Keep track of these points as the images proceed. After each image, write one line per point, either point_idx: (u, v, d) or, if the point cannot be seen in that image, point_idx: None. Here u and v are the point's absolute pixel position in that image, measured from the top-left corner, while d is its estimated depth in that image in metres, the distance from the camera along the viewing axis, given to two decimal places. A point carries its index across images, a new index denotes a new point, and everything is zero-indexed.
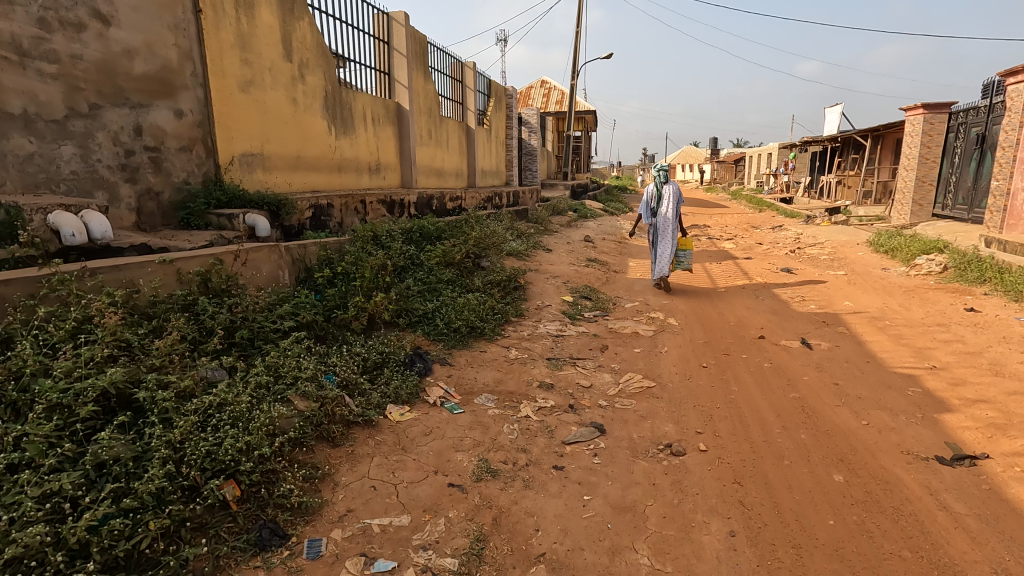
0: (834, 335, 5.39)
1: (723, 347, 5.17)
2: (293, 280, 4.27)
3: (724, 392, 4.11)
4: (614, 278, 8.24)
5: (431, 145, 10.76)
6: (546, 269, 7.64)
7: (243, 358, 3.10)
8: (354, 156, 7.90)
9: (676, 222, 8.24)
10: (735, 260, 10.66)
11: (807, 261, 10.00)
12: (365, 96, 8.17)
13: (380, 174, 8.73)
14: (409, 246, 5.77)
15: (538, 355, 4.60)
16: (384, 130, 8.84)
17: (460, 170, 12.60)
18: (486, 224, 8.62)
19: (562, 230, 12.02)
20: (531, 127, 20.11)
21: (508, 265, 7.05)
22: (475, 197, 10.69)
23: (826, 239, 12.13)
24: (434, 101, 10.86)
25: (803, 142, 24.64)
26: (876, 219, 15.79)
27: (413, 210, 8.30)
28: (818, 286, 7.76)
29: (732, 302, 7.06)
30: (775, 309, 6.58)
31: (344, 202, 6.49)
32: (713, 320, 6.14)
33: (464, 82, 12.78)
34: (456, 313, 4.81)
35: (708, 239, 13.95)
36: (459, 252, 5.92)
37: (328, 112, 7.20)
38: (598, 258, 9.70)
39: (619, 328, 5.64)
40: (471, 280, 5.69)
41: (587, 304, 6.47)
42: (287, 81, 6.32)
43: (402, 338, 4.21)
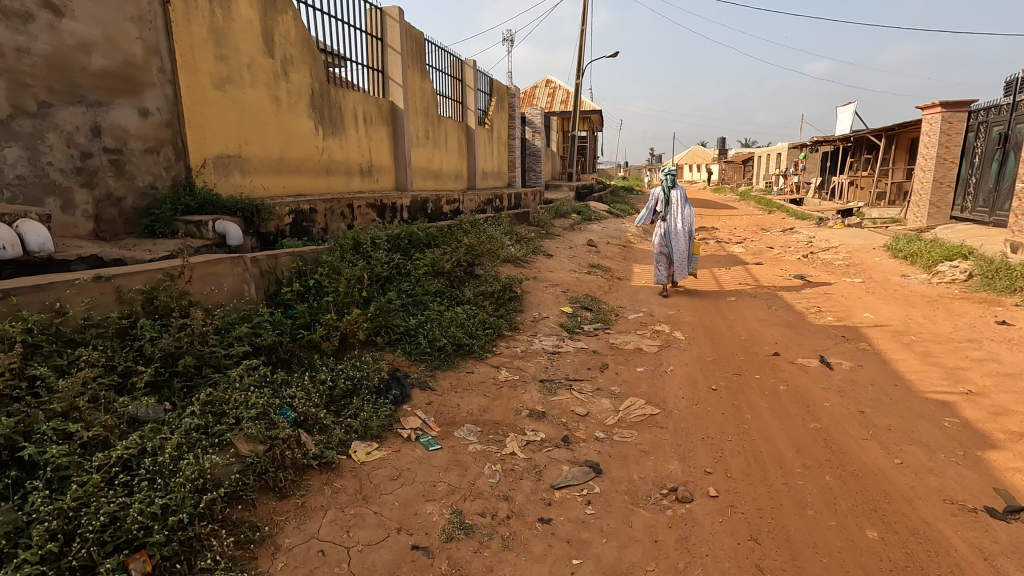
0: (855, 353, 4.94)
1: (735, 367, 4.73)
2: (261, 294, 3.90)
3: (737, 422, 3.68)
4: (618, 286, 7.82)
5: (429, 146, 10.38)
6: (545, 277, 7.23)
7: (186, 391, 2.74)
8: (344, 158, 7.53)
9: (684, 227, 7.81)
10: (745, 264, 10.21)
11: (821, 267, 9.53)
12: (356, 95, 7.81)
13: (373, 176, 8.36)
14: (396, 255, 5.39)
15: (531, 377, 4.19)
16: (377, 130, 8.46)
17: (459, 171, 12.22)
18: (483, 228, 8.22)
19: (565, 233, 11.61)
20: (535, 127, 19.73)
21: (504, 273, 6.65)
22: (474, 200, 10.30)
23: (841, 243, 11.63)
24: (431, 99, 10.48)
25: (814, 141, 24.07)
26: (891, 221, 15.25)
27: (407, 214, 7.91)
28: (835, 295, 7.30)
29: (742, 312, 6.62)
30: (790, 321, 6.13)
31: (330, 207, 6.12)
32: (723, 334, 5.70)
33: (464, 81, 12.38)
34: (442, 329, 4.41)
35: (717, 243, 13.48)
36: (449, 261, 5.52)
37: (314, 111, 6.83)
38: (601, 263, 9.28)
39: (621, 343, 5.22)
40: (462, 292, 5.30)
41: (587, 316, 6.05)
42: (267, 79, 5.95)
43: (379, 360, 3.82)
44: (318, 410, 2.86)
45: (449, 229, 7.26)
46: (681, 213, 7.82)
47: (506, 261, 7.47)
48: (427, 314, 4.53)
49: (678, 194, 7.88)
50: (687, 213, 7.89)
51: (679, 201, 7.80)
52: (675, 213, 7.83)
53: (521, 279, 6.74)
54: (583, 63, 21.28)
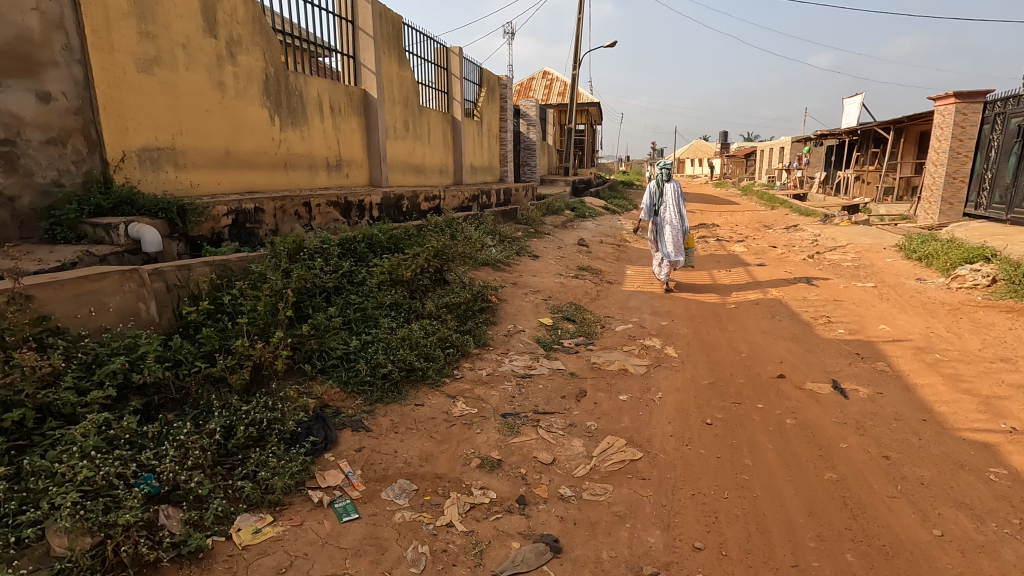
0: (873, 376, 4.28)
1: (734, 394, 4.07)
2: (164, 314, 3.26)
3: (734, 471, 3.03)
4: (608, 291, 7.15)
5: (407, 139, 9.70)
6: (526, 282, 6.57)
7: (16, 453, 2.12)
8: (306, 151, 6.87)
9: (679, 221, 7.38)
10: (746, 265, 9.53)
11: (829, 268, 8.86)
12: (321, 82, 7.13)
13: (342, 171, 7.69)
14: (350, 262, 4.72)
15: (492, 409, 3.54)
16: (347, 121, 7.79)
17: (444, 165, 11.53)
18: (462, 228, 7.55)
19: (555, 232, 10.93)
20: (530, 120, 19.05)
21: (479, 279, 5.98)
22: (457, 197, 9.62)
23: (848, 242, 10.95)
24: (412, 88, 9.79)
25: (819, 135, 23.33)
26: (900, 218, 14.56)
27: (378, 213, 7.24)
28: (845, 301, 6.63)
29: (743, 322, 5.97)
30: (796, 334, 5.46)
31: (281, 205, 5.45)
32: (722, 351, 5.03)
33: (449, 69, 11.68)
34: (390, 352, 3.76)
35: (718, 241, 12.78)
36: (411, 268, 4.85)
37: (269, 99, 6.16)
38: (591, 264, 8.61)
39: (604, 362, 4.57)
40: (424, 304, 4.64)
41: (569, 328, 5.40)
42: (208, 61, 5.28)
43: (305, 395, 3.17)
44: (191, 475, 2.23)
45: (421, 230, 6.59)
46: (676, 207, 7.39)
47: (484, 265, 6.81)
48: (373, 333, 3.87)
49: (674, 187, 7.39)
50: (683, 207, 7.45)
51: (674, 194, 7.40)
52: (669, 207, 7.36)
53: (499, 287, 6.07)
54: (580, 54, 20.55)
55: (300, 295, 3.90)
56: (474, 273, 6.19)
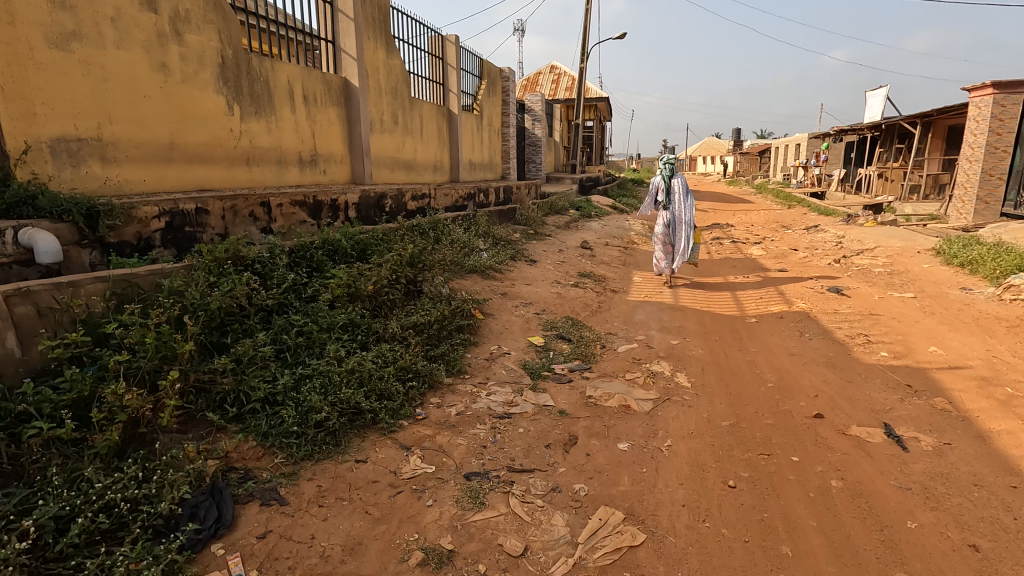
0: (933, 419, 3.47)
1: (761, 441, 3.29)
2: (32, 348, 2.51)
3: (769, 567, 2.26)
4: (612, 301, 6.35)
5: (396, 132, 8.97)
6: (517, 293, 5.81)
7: None
8: (273, 145, 6.14)
9: (687, 218, 7.18)
10: (765, 271, 8.70)
11: (859, 275, 7.99)
12: (292, 68, 6.40)
13: (318, 167, 6.97)
14: (300, 274, 4.00)
15: (453, 467, 2.79)
16: (325, 112, 7.06)
17: (439, 161, 10.79)
18: (450, 231, 6.79)
19: (557, 233, 10.15)
20: (536, 115, 18.24)
21: (460, 289, 5.23)
22: (449, 195, 8.87)
23: (877, 245, 10.05)
24: (401, 78, 9.04)
25: (838, 131, 22.30)
26: (929, 218, 13.59)
27: (355, 214, 6.51)
28: (884, 315, 5.78)
29: (767, 342, 5.16)
30: (831, 358, 4.64)
31: (233, 205, 4.73)
32: (743, 380, 4.23)
33: (445, 59, 10.91)
34: (331, 390, 3.02)
35: (733, 243, 11.91)
36: (374, 280, 4.11)
37: (227, 85, 5.45)
38: (594, 269, 7.83)
39: (601, 395, 3.79)
40: (386, 323, 3.90)
41: (562, 350, 4.63)
42: (146, 39, 4.56)
43: (204, 454, 2.44)
44: None
45: (399, 233, 5.84)
46: (683, 204, 7.17)
47: (472, 272, 6.04)
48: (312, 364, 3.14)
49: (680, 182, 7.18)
50: (691, 204, 7.24)
51: (682, 191, 7.15)
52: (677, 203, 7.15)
53: (485, 299, 5.32)
54: (588, 46, 19.69)
55: (223, 318, 3.17)
56: (457, 284, 5.43)
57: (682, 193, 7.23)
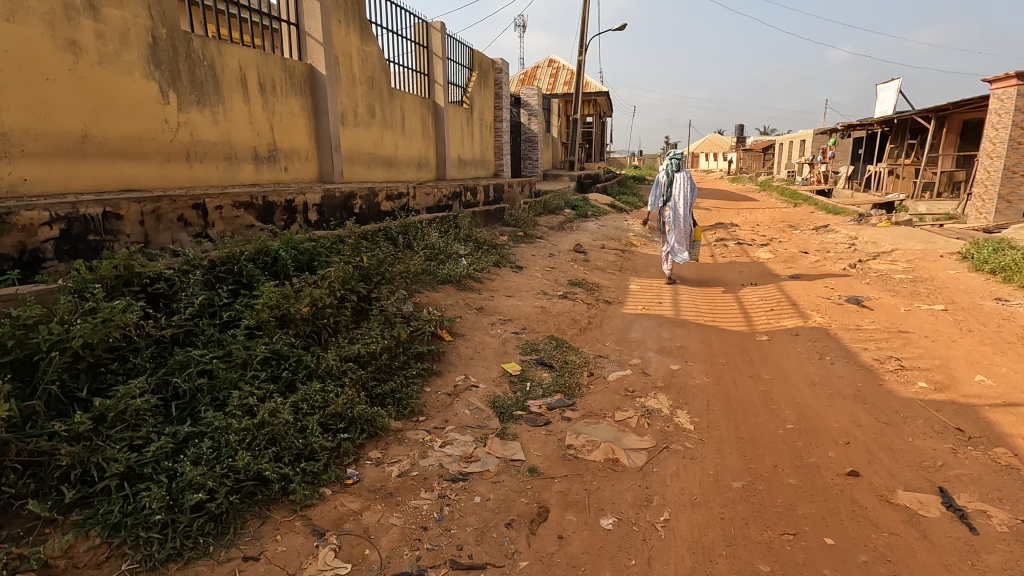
0: (1001, 481, 2.74)
1: (784, 514, 2.57)
2: None
3: None
4: (605, 315, 5.64)
5: (373, 126, 8.27)
6: (496, 307, 5.10)
7: None
8: (222, 139, 5.43)
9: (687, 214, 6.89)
10: (775, 276, 7.97)
11: (879, 282, 7.26)
12: (245, 51, 5.70)
13: (278, 164, 6.26)
14: (219, 293, 3.30)
15: (375, 566, 2.09)
16: (286, 102, 6.35)
17: (423, 158, 10.07)
18: (423, 235, 6.07)
19: (549, 236, 9.42)
20: (532, 110, 17.55)
21: (425, 307, 4.52)
22: (430, 194, 8.16)
23: (894, 248, 9.30)
24: (379, 66, 8.33)
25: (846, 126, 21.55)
26: (945, 218, 12.83)
27: (317, 217, 5.80)
28: (915, 333, 5.05)
29: (782, 366, 4.43)
30: (860, 389, 3.91)
31: (156, 208, 4.02)
32: (757, 420, 3.51)
33: (430, 48, 10.18)
34: (225, 455, 2.32)
35: (739, 245, 11.18)
36: (312, 300, 3.41)
37: (160, 70, 4.75)
38: (587, 276, 7.12)
39: (583, 445, 3.08)
40: (322, 353, 3.20)
41: (541, 379, 3.92)
42: (48, 12, 3.86)
43: (10, 566, 1.76)
44: None
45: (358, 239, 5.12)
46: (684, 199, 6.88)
47: (444, 283, 5.37)
48: (206, 417, 2.44)
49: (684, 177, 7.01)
50: (692, 199, 6.93)
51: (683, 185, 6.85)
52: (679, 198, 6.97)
53: (453, 317, 4.60)
54: (586, 38, 18.94)
55: (94, 357, 2.49)
56: (422, 299, 4.72)
57: (683, 187, 6.93)
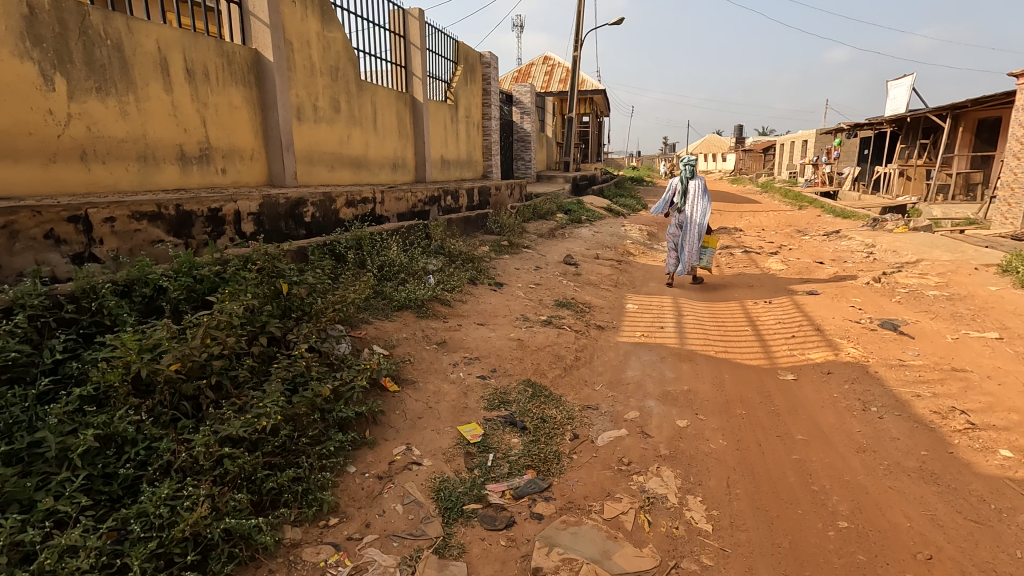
0: None
1: None
2: None
3: None
4: (596, 346, 4.72)
5: (337, 122, 7.35)
6: (462, 340, 4.17)
7: None
8: (134, 135, 4.51)
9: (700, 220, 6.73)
10: (791, 292, 7.06)
11: (912, 300, 6.34)
12: (165, 30, 4.76)
13: (213, 166, 5.34)
14: (53, 344, 2.39)
15: None
16: (224, 94, 5.44)
17: (399, 158, 9.15)
18: (382, 248, 5.15)
19: (537, 244, 8.49)
20: (525, 108, 16.66)
21: (365, 349, 3.59)
22: (401, 199, 7.24)
23: (919, 259, 8.39)
24: (344, 54, 7.41)
25: (853, 126, 20.68)
26: (966, 223, 11.94)
27: (253, 228, 4.88)
28: (976, 372, 4.13)
29: (817, 422, 3.51)
30: (925, 462, 3.00)
31: (8, 223, 3.09)
32: (796, 514, 2.59)
33: (408, 38, 9.24)
34: None
35: (746, 253, 10.26)
36: (188, 354, 2.49)
37: (42, 49, 3.82)
38: (578, 294, 6.20)
39: (557, 568, 2.16)
40: (189, 434, 2.29)
41: (509, 447, 3.00)
42: None
43: None
44: None
45: (289, 260, 4.18)
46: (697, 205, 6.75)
47: (401, 308, 4.48)
48: None
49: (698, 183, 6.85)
50: (706, 205, 6.78)
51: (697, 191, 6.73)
52: (692, 205, 6.81)
53: (401, 360, 3.65)
54: (582, 32, 18.04)
55: None
56: (365, 338, 3.78)
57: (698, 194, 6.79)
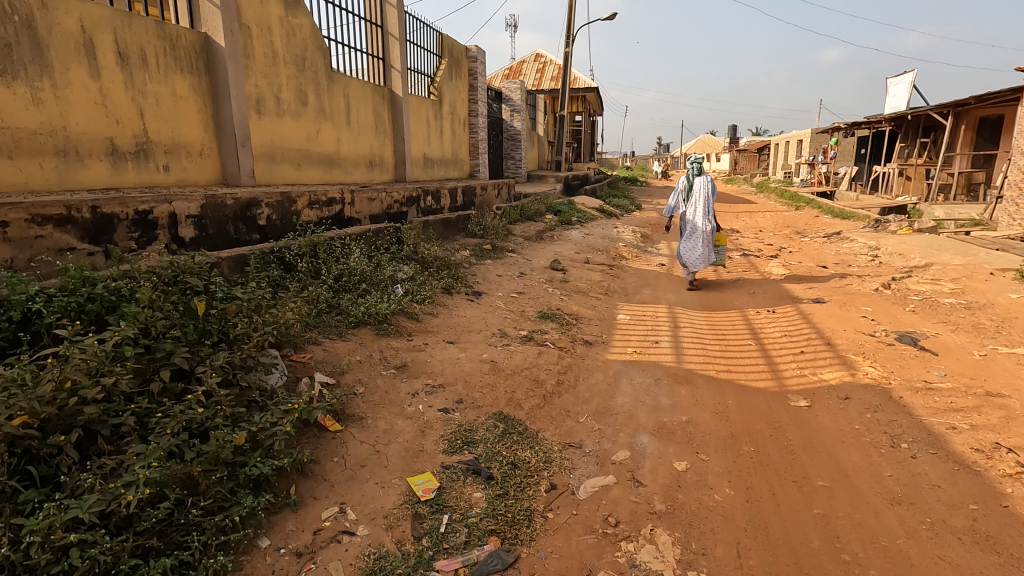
0: None
1: None
2: None
3: None
4: (582, 366, 4.17)
5: (304, 116, 6.77)
6: (426, 363, 3.60)
7: None
8: (50, 126, 3.94)
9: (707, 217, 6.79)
10: (796, 299, 6.53)
11: (928, 309, 5.83)
12: (91, 7, 4.18)
13: (155, 163, 4.76)
14: None
15: None
16: (169, 83, 4.86)
17: (377, 156, 8.59)
18: (342, 254, 4.58)
19: (523, 248, 7.94)
20: (515, 106, 16.16)
21: (303, 379, 3.02)
22: (374, 199, 6.66)
23: (929, 262, 7.90)
24: (312, 43, 6.83)
25: (850, 124, 20.27)
26: (971, 224, 11.48)
27: (194, 233, 4.30)
28: (1016, 398, 3.61)
29: (840, 463, 2.97)
30: (977, 520, 2.46)
31: None
32: None
33: (385, 28, 8.66)
34: None
35: (744, 256, 9.73)
36: (44, 402, 1.93)
37: None
38: (564, 303, 5.66)
39: None
40: (28, 514, 1.72)
41: (470, 504, 2.44)
42: None
43: None
44: None
45: (223, 270, 3.62)
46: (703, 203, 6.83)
47: (358, 325, 3.92)
48: None
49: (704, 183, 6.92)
50: (712, 203, 6.83)
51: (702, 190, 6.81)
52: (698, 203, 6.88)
53: (344, 394, 3.07)
54: (574, 27, 17.51)
55: None
56: (306, 366, 3.21)
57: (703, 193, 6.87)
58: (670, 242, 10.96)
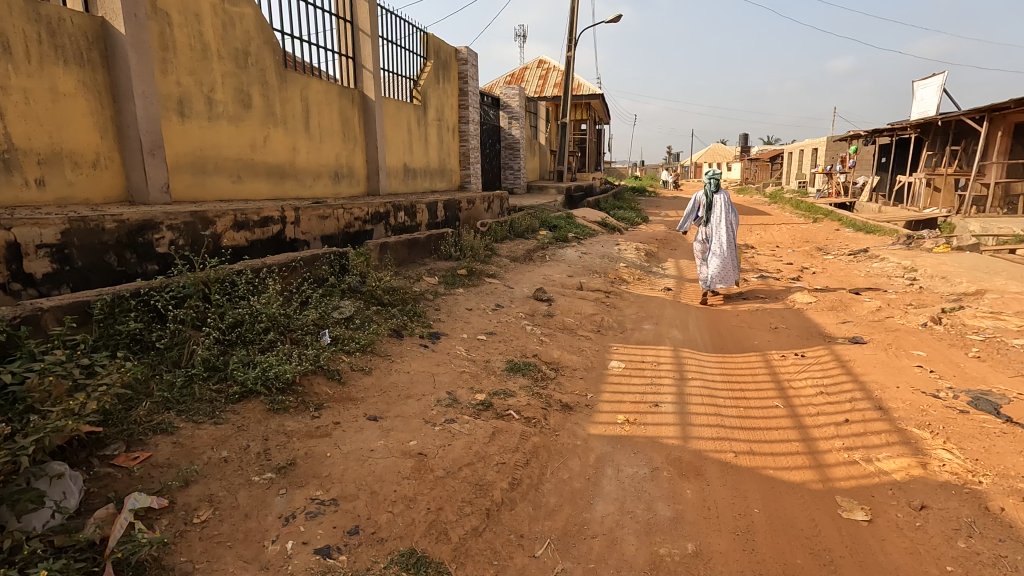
0: None
1: None
2: None
3: None
4: (554, 449, 3.09)
5: (246, 121, 5.80)
6: (324, 459, 2.55)
7: None
8: None
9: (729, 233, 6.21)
10: (829, 337, 5.40)
11: (999, 355, 4.68)
12: None
13: (21, 176, 3.78)
14: None
15: None
16: (45, 78, 3.92)
17: (344, 167, 7.63)
18: (250, 292, 3.56)
19: (506, 272, 6.89)
20: (513, 113, 15.19)
21: (99, 509, 1.97)
22: (326, 217, 5.64)
23: (982, 289, 6.73)
24: (258, 35, 5.87)
25: (872, 132, 19.04)
26: (1016, 240, 10.25)
27: (50, 268, 3.31)
28: None
29: None
30: None
31: None
32: None
33: (355, 23, 7.71)
34: None
35: (762, 278, 8.59)
36: None
37: None
38: (544, 347, 4.58)
39: None
40: None
41: None
42: None
43: None
44: None
45: (47, 327, 2.60)
46: (725, 219, 6.24)
47: (246, 398, 2.88)
48: None
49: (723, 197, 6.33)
50: (733, 219, 6.27)
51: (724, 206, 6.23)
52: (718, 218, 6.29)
53: (167, 532, 2.01)
54: (576, 30, 16.54)
55: None
56: (127, 479, 2.17)
57: (723, 208, 6.28)
58: (678, 260, 9.84)
